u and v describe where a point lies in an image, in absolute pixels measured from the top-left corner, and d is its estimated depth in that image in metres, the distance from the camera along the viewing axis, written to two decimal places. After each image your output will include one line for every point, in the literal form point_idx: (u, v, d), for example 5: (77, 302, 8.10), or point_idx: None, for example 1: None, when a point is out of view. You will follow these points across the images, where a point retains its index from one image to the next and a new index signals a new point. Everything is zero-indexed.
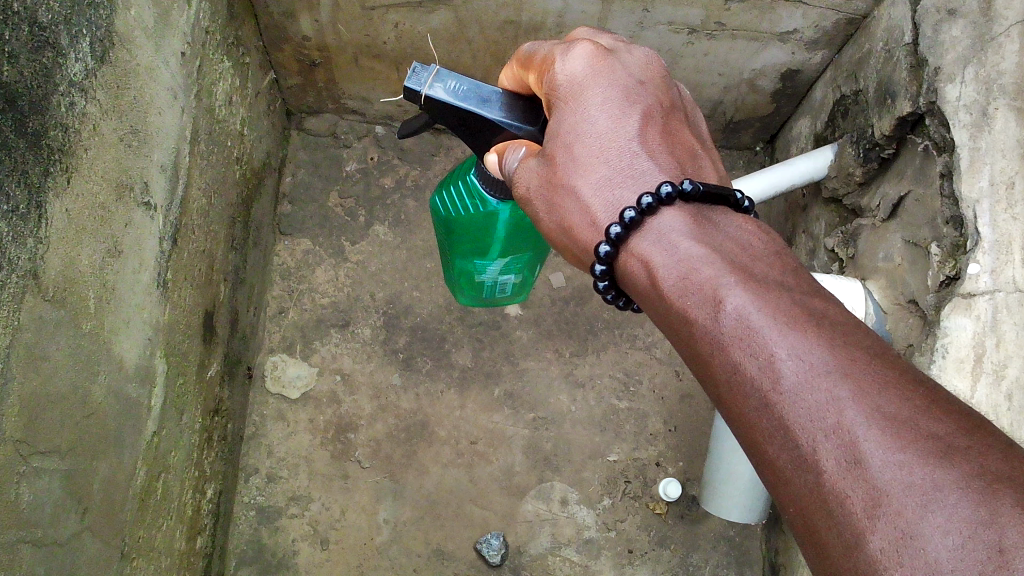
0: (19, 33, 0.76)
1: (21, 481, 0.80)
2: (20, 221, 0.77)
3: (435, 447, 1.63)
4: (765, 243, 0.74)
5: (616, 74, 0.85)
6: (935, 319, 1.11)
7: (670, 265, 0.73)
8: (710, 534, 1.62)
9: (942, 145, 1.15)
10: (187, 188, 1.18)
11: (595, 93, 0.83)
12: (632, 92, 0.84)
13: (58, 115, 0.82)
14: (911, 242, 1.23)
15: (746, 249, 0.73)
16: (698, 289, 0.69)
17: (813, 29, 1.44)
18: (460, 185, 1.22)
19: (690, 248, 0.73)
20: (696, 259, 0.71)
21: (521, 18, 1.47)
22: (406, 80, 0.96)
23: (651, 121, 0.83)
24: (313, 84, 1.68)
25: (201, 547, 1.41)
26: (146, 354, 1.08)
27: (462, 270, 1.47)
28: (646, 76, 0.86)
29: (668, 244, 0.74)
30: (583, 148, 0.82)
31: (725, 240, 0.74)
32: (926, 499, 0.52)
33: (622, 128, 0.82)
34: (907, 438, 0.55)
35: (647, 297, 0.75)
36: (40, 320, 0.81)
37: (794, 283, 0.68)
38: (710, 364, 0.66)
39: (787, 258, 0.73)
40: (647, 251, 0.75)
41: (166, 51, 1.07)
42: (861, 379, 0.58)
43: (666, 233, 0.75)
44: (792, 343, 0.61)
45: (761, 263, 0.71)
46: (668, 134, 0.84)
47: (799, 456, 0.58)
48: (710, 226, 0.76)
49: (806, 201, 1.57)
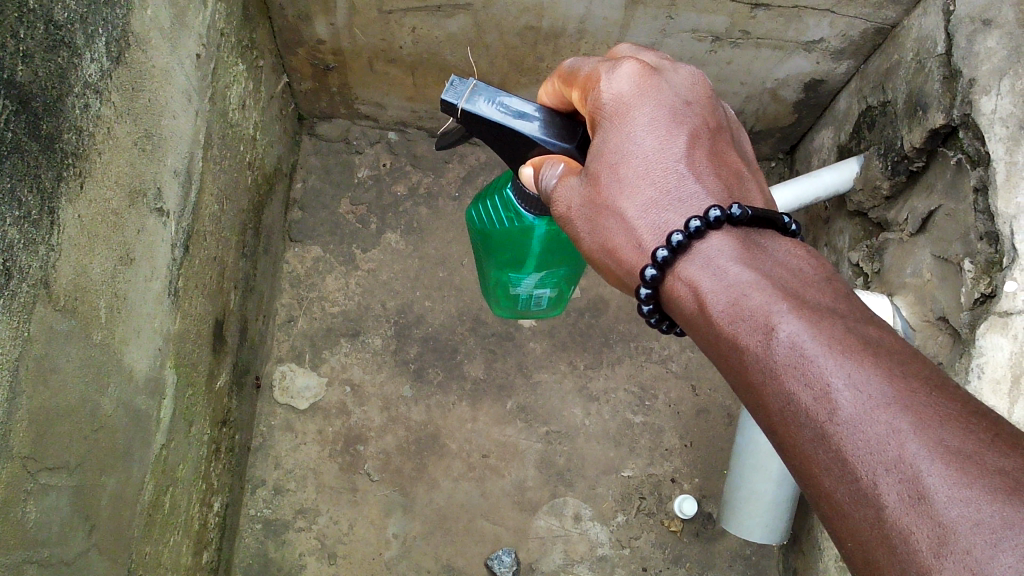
0: (35, 31, 0.72)
1: (28, 499, 0.77)
2: (32, 229, 0.74)
3: (446, 460, 1.59)
4: (815, 267, 0.71)
5: (662, 93, 0.81)
6: (969, 338, 1.08)
7: (717, 289, 0.69)
8: (725, 552, 1.59)
9: (977, 159, 1.12)
10: (199, 193, 1.14)
11: (641, 113, 0.80)
12: (679, 113, 0.80)
13: (72, 118, 0.79)
14: (942, 258, 1.20)
15: (795, 273, 0.69)
16: (748, 314, 0.65)
17: (840, 39, 1.41)
18: (500, 199, 1.20)
19: (736, 270, 0.69)
20: (743, 284, 0.67)
21: (542, 23, 1.43)
22: (443, 93, 0.93)
23: (698, 142, 0.80)
24: (326, 89, 1.64)
25: (207, 560, 1.38)
26: (156, 364, 1.05)
27: (498, 280, 1.44)
28: (693, 96, 0.83)
29: (716, 267, 0.70)
30: (628, 168, 0.79)
31: (772, 263, 0.71)
32: (996, 538, 0.49)
33: (669, 148, 0.78)
34: (973, 473, 0.51)
35: (693, 323, 0.72)
36: (50, 331, 0.78)
37: (847, 308, 0.65)
38: (762, 395, 0.63)
39: (839, 283, 0.69)
40: (694, 275, 0.72)
41: (181, 52, 1.04)
42: (924, 412, 0.55)
43: (712, 256, 0.71)
44: (849, 372, 0.58)
45: (813, 289, 0.67)
46: (714, 155, 0.80)
47: (858, 490, 0.55)
48: (757, 248, 0.72)
49: (829, 214, 1.54)
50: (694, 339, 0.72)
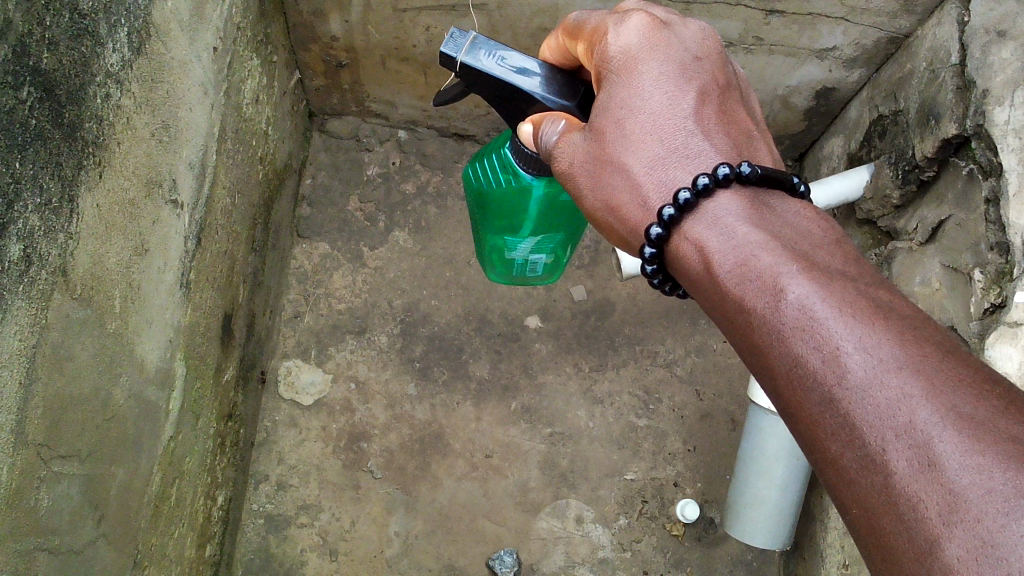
0: (61, 19, 0.72)
1: (41, 486, 0.77)
2: (52, 216, 0.74)
3: (449, 459, 1.60)
4: (825, 231, 0.71)
5: (672, 48, 0.81)
6: (980, 348, 1.08)
7: (725, 250, 0.69)
8: (726, 557, 1.59)
9: (989, 170, 1.12)
10: (212, 186, 1.14)
11: (650, 68, 0.80)
12: (688, 69, 0.81)
13: (94, 106, 0.79)
14: (951, 267, 1.20)
15: (805, 236, 0.70)
16: (757, 276, 0.66)
17: (853, 47, 1.42)
18: (496, 158, 1.21)
19: (745, 231, 0.70)
20: (752, 245, 0.68)
21: (556, 25, 1.44)
22: (442, 46, 0.92)
23: (707, 100, 0.80)
24: (338, 86, 1.65)
25: (210, 554, 1.38)
26: (167, 356, 1.05)
27: (493, 247, 1.43)
28: (703, 52, 0.83)
29: (724, 229, 0.71)
30: (635, 123, 0.79)
31: (782, 227, 0.71)
32: (1008, 506, 0.49)
33: (677, 105, 0.79)
34: (984, 441, 0.51)
35: (699, 285, 0.72)
36: (66, 318, 0.78)
37: (857, 273, 0.65)
38: (767, 355, 0.63)
39: (848, 247, 0.69)
40: (702, 236, 0.72)
41: (199, 45, 1.04)
42: (936, 377, 0.55)
43: (720, 218, 0.72)
44: (859, 335, 0.58)
45: (822, 252, 0.67)
46: (723, 114, 0.80)
47: (865, 455, 0.55)
48: (766, 211, 0.72)
49: (837, 220, 1.54)
50: (698, 300, 0.73)
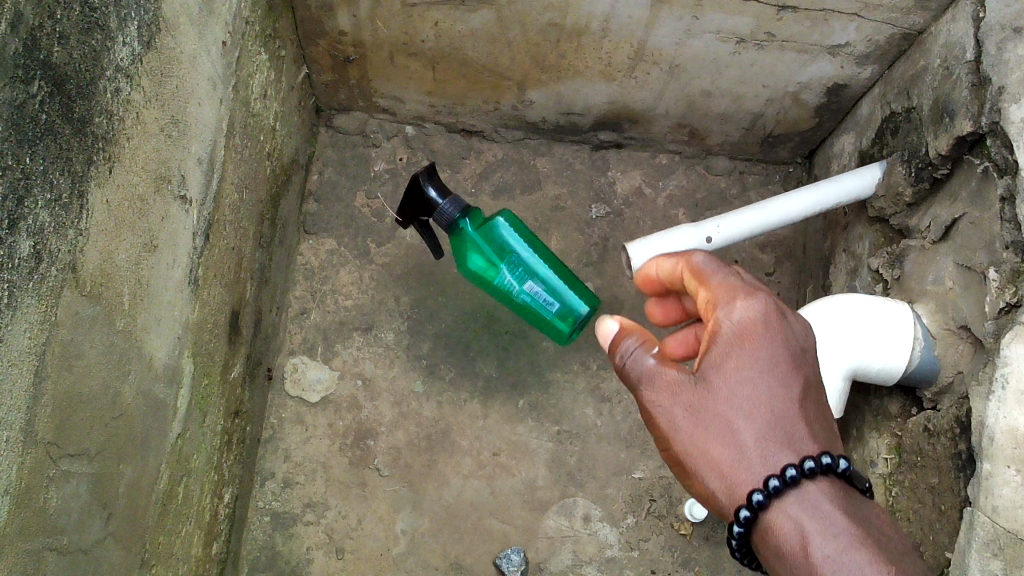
0: (71, 12, 0.71)
1: (50, 485, 0.76)
2: (62, 212, 0.73)
3: (456, 457, 1.59)
4: (895, 536, 0.82)
5: (788, 337, 0.86)
6: (995, 348, 1.07)
7: (824, 535, 0.78)
8: (735, 557, 1.58)
9: (1004, 168, 1.11)
10: (221, 182, 1.13)
11: (770, 349, 0.84)
12: (798, 360, 0.86)
13: (104, 101, 0.78)
14: (965, 266, 1.19)
15: (883, 536, 0.80)
16: (858, 565, 0.76)
17: (866, 43, 1.40)
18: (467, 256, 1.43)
19: (841, 522, 0.79)
20: (850, 547, 0.77)
21: (566, 20, 1.43)
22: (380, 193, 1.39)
23: (808, 392, 0.85)
24: (346, 81, 1.63)
25: (217, 552, 1.37)
26: (175, 353, 1.04)
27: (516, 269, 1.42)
28: (806, 343, 0.88)
29: (822, 513, 0.80)
30: (757, 393, 0.83)
31: (869, 525, 0.81)
32: None
33: (789, 404, 0.83)
34: None
35: (788, 552, 0.79)
36: (75, 317, 0.77)
37: (913, 557, 0.79)
38: None
39: (909, 549, 0.81)
40: (800, 518, 0.80)
41: (208, 39, 1.03)
42: None
43: (816, 504, 0.80)
44: None
45: (904, 557, 0.79)
46: (817, 407, 0.86)
47: None
48: (852, 506, 0.82)
49: (848, 219, 1.53)
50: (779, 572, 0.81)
